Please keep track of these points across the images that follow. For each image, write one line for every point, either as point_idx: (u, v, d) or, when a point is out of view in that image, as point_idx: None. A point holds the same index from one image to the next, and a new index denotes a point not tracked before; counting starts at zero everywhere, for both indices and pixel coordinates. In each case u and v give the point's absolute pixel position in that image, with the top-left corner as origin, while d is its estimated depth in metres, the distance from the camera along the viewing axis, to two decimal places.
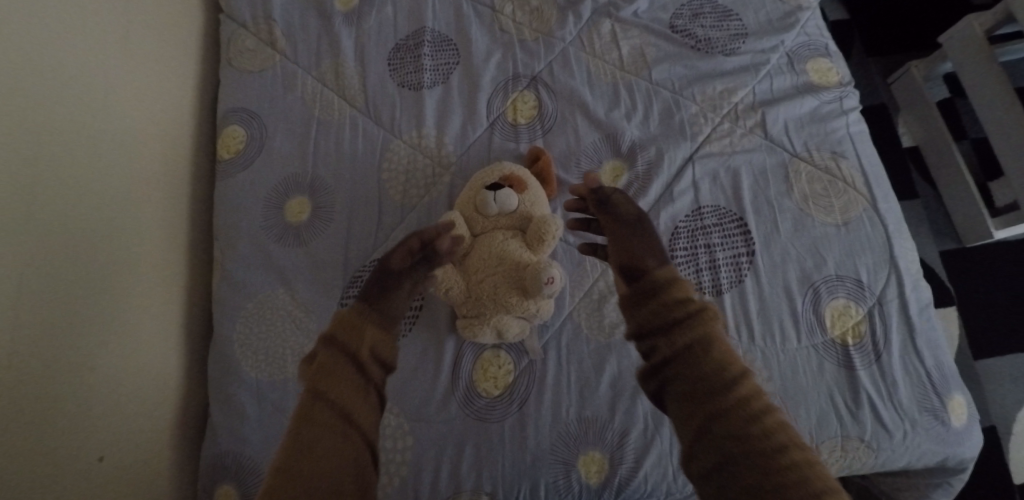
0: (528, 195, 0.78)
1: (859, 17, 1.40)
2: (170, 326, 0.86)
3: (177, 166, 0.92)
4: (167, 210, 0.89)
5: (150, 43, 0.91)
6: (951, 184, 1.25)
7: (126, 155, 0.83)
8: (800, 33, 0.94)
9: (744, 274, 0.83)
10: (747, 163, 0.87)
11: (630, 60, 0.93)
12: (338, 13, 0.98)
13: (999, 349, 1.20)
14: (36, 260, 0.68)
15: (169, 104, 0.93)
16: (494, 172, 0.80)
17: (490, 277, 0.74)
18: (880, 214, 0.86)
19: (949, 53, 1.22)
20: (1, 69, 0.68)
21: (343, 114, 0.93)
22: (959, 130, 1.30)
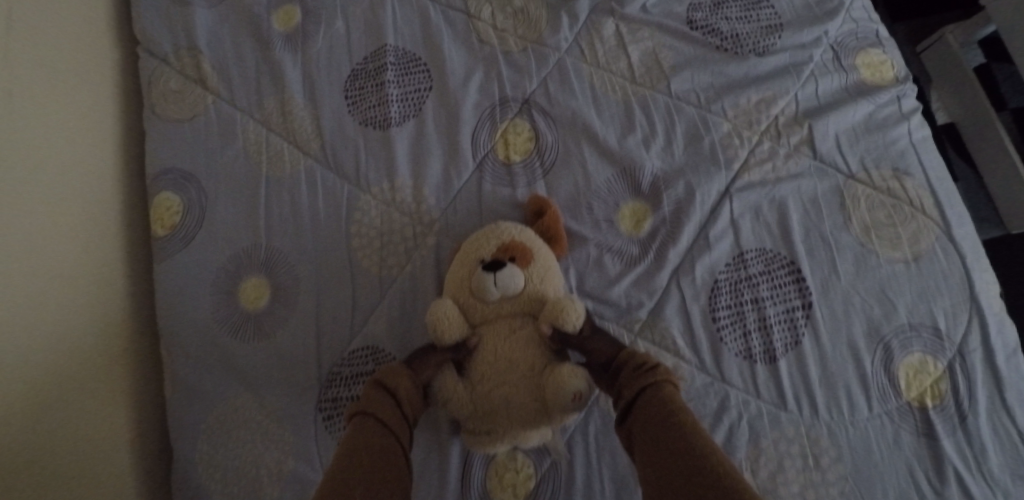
0: (539, 269, 0.61)
1: None
2: (101, 446, 0.70)
3: (93, 243, 0.74)
4: (77, 299, 0.71)
5: (46, 90, 0.73)
6: (991, 164, 1.08)
7: (54, 219, 0.71)
8: (845, 19, 0.77)
9: (802, 334, 0.69)
10: (795, 191, 0.72)
11: (642, 69, 0.76)
12: (277, 37, 0.80)
13: None
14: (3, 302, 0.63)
15: (72, 163, 0.74)
16: (492, 238, 0.63)
17: (501, 386, 0.60)
18: (956, 243, 0.71)
19: (991, 17, 1.05)
20: None
21: (296, 165, 0.75)
22: (997, 100, 1.14)
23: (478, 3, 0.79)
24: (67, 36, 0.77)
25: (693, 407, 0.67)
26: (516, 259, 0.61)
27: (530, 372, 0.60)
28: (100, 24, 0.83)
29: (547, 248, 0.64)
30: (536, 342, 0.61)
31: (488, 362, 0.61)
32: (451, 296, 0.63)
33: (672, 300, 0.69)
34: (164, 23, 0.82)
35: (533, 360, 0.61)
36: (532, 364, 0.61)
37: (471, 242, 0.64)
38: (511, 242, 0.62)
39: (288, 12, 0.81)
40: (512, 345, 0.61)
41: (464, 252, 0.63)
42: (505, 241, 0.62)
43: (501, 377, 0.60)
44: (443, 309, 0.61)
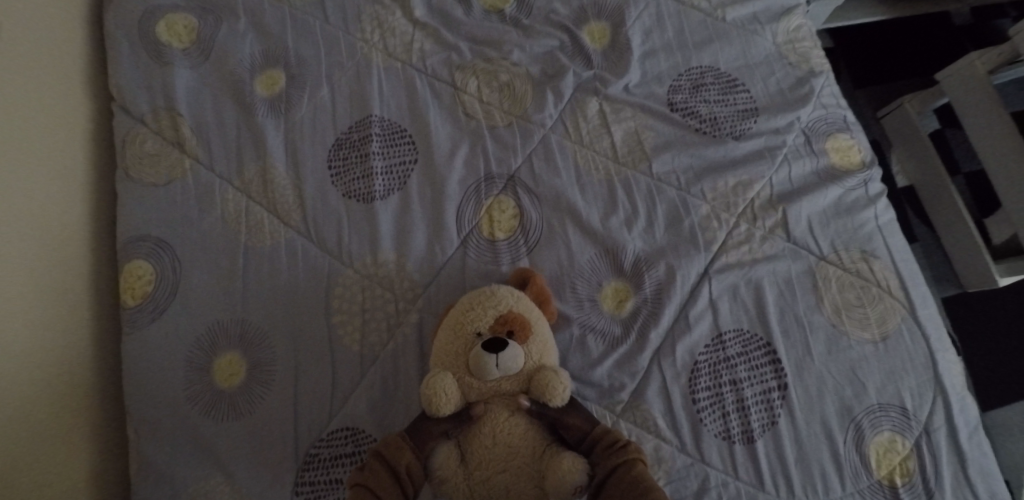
0: (537, 341, 0.59)
1: (842, 47, 1.28)
2: None
3: (32, 327, 0.68)
4: (51, 349, 0.69)
5: (23, 143, 0.72)
6: (949, 227, 1.13)
7: (33, 266, 0.70)
8: (816, 105, 0.79)
9: (778, 415, 0.70)
10: (770, 273, 0.74)
11: (625, 149, 0.78)
12: (259, 101, 0.77)
13: (1007, 398, 1.07)
14: None
15: (11, 238, 0.68)
16: (488, 307, 0.59)
17: (500, 471, 0.58)
18: (920, 323, 0.74)
19: (945, 90, 1.10)
20: None
21: (276, 236, 0.74)
22: (951, 164, 1.20)
23: (464, 75, 0.80)
24: (36, 98, 0.74)
25: (674, 488, 0.68)
26: (516, 334, 0.58)
27: (529, 457, 0.58)
28: (71, 80, 0.80)
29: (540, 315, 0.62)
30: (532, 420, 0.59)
31: (486, 444, 0.58)
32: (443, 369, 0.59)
33: (653, 382, 0.70)
34: (142, 80, 0.78)
35: (532, 441, 0.58)
36: (531, 447, 0.58)
37: (465, 309, 0.60)
38: (510, 313, 0.59)
39: (271, 77, 0.79)
40: (511, 426, 0.58)
41: (457, 319, 0.59)
42: (503, 311, 0.59)
43: (499, 461, 0.58)
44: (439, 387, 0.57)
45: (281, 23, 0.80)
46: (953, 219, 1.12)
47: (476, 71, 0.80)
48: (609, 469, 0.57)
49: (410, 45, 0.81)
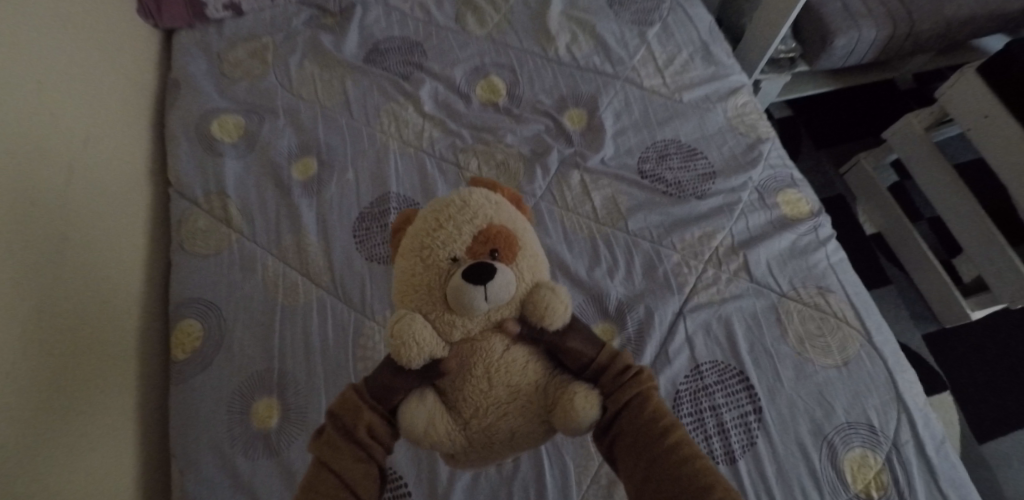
0: (520, 253, 0.57)
1: (801, 113, 1.42)
2: None
3: (108, 369, 0.78)
4: (121, 388, 0.80)
5: (116, 215, 0.86)
6: (919, 269, 1.24)
7: (116, 316, 0.82)
8: (764, 166, 0.92)
9: (756, 436, 0.78)
10: (737, 310, 0.84)
11: (604, 211, 0.90)
12: (295, 183, 0.92)
13: (1001, 429, 1.14)
14: (78, 369, 0.74)
15: (100, 292, 0.80)
16: (463, 225, 0.56)
17: (502, 415, 0.57)
18: (878, 348, 0.82)
19: (893, 146, 1.25)
20: (55, 200, 0.77)
21: (308, 296, 0.85)
22: (913, 211, 1.32)
23: (466, 155, 0.95)
24: (119, 189, 0.88)
25: None
26: (497, 252, 0.56)
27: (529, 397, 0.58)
28: (146, 172, 0.94)
29: (516, 218, 0.60)
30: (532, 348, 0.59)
31: (482, 389, 0.57)
32: (420, 304, 0.57)
33: None
34: (196, 167, 0.93)
35: (531, 380, 0.58)
36: (535, 385, 0.58)
37: (435, 227, 0.57)
38: (488, 230, 0.56)
39: (305, 164, 0.93)
40: (505, 367, 0.57)
41: (429, 243, 0.56)
42: (479, 230, 0.56)
43: (500, 406, 0.57)
44: (422, 331, 0.55)
45: (315, 121, 0.96)
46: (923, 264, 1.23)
47: (476, 152, 0.95)
48: (622, 400, 0.57)
49: (421, 134, 0.96)
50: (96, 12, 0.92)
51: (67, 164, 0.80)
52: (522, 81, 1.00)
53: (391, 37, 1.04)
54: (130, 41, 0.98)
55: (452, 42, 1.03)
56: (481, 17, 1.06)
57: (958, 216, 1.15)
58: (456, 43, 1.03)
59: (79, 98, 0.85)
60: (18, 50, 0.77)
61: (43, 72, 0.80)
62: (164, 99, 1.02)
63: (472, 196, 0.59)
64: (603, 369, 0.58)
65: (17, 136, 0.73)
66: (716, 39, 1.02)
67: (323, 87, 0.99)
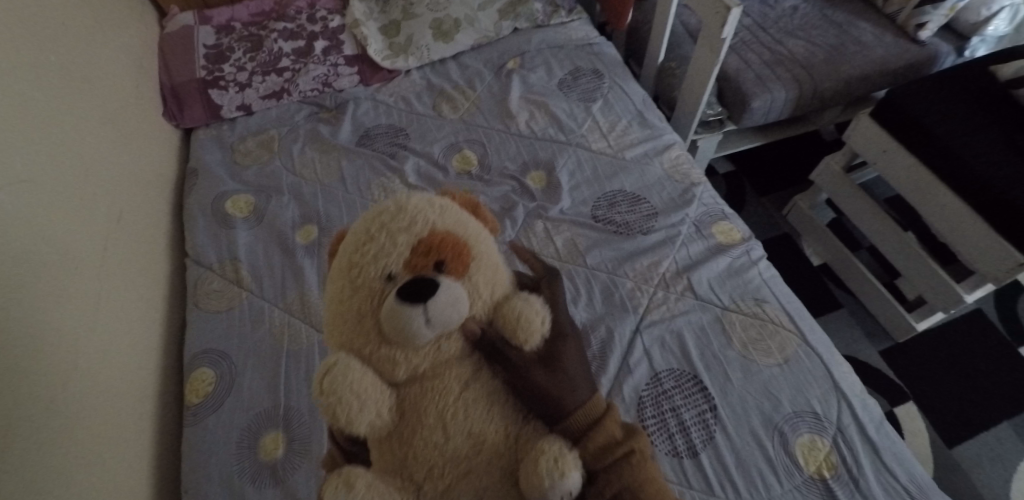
0: (464, 257, 0.63)
1: (743, 167, 1.62)
2: None
3: (124, 408, 0.88)
4: (134, 426, 0.89)
5: (139, 277, 1.00)
6: (865, 293, 1.39)
7: (134, 362, 0.92)
8: (698, 204, 1.08)
9: (713, 430, 0.87)
10: (686, 323, 0.96)
11: (566, 251, 1.04)
12: (299, 246, 1.06)
13: (965, 433, 1.25)
14: (99, 402, 0.84)
15: (123, 339, 0.92)
16: (396, 242, 0.63)
17: (460, 469, 0.62)
18: (812, 346, 0.94)
19: (821, 187, 1.43)
20: (91, 259, 0.91)
21: (311, 340, 0.96)
22: (853, 242, 1.49)
23: None
24: (138, 261, 1.00)
25: None
26: (436, 262, 0.62)
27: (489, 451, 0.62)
28: (166, 247, 1.08)
29: (454, 219, 0.66)
30: (496, 383, 0.64)
31: (435, 442, 0.62)
32: (357, 337, 0.63)
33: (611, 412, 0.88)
34: (211, 240, 1.07)
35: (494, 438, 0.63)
36: (499, 434, 0.63)
37: (366, 249, 0.64)
38: (424, 240, 0.63)
39: (308, 230, 1.08)
40: (456, 414, 0.62)
41: (360, 267, 0.63)
42: (413, 245, 0.63)
43: (461, 455, 0.62)
44: (359, 378, 0.61)
45: (315, 195, 1.13)
46: (867, 289, 1.37)
47: None
48: (616, 480, 0.63)
49: None
50: (131, 120, 1.11)
51: (103, 233, 0.95)
52: (491, 152, 1.18)
53: (379, 125, 1.23)
54: (156, 141, 1.16)
55: (430, 125, 1.22)
56: (454, 104, 1.25)
57: (884, 240, 1.35)
58: (433, 126, 1.22)
59: (111, 184, 1.00)
60: (64, 143, 0.93)
61: (81, 162, 0.95)
62: (183, 188, 1.19)
63: (403, 206, 0.66)
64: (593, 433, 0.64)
65: (49, 212, 0.86)
66: (649, 108, 1.22)
67: (322, 169, 1.17)
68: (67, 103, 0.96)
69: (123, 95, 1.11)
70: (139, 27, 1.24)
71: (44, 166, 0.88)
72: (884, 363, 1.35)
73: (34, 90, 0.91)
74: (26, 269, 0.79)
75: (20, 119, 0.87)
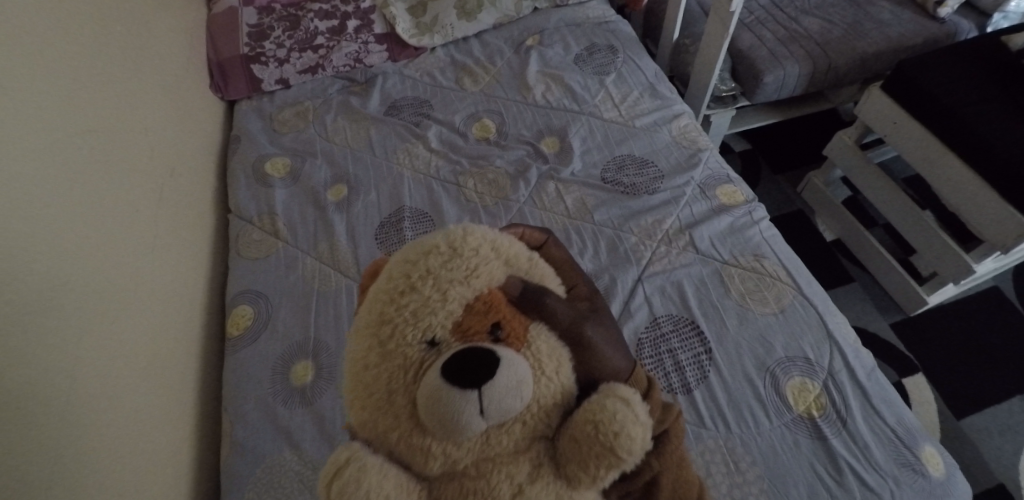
0: (522, 320, 0.59)
1: (758, 147, 1.66)
2: (163, 459, 0.89)
3: (179, 330, 1.00)
4: (188, 347, 1.01)
5: (190, 223, 1.12)
6: (877, 267, 1.41)
7: (187, 293, 1.04)
8: (704, 168, 1.14)
9: (707, 370, 0.92)
10: (686, 275, 1.01)
11: (575, 208, 1.11)
12: (330, 203, 1.16)
13: (974, 405, 1.26)
14: (161, 318, 0.96)
15: (178, 271, 1.04)
16: (449, 297, 0.59)
17: None
18: (809, 298, 0.97)
19: (835, 162, 1.46)
20: (152, 199, 1.03)
21: (339, 284, 1.05)
22: (869, 220, 1.51)
23: (464, 177, 1.17)
24: (186, 212, 1.11)
25: None
26: (493, 326, 0.58)
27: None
28: (210, 203, 1.20)
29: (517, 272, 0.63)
30: (557, 486, 0.59)
31: None
32: (389, 416, 0.58)
33: None
34: (251, 197, 1.18)
35: None
36: None
37: (407, 304, 0.59)
38: (480, 296, 0.59)
39: (338, 189, 1.18)
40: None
41: (397, 326, 0.59)
42: (468, 303, 0.59)
43: None
44: (380, 479, 0.56)
45: (346, 159, 1.22)
46: (879, 263, 1.39)
47: (471, 174, 1.18)
48: (664, 450, 0.66)
49: (428, 164, 1.20)
50: (183, 88, 1.23)
51: (161, 179, 1.07)
52: (508, 121, 1.26)
53: (405, 97, 1.32)
54: (204, 110, 1.28)
55: (453, 97, 1.31)
56: (475, 78, 1.34)
57: (895, 212, 1.37)
58: (456, 97, 1.31)
59: (162, 142, 1.11)
60: (127, 100, 1.05)
61: (138, 118, 1.06)
62: (226, 154, 1.30)
63: (458, 248, 0.62)
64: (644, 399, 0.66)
65: (116, 155, 0.98)
66: (660, 81, 1.28)
67: (352, 136, 1.26)
68: (128, 65, 1.08)
69: (176, 65, 1.22)
70: (190, 7, 1.36)
71: (101, 118, 0.98)
72: (894, 335, 1.36)
73: (104, 51, 1.03)
74: (92, 201, 0.90)
75: (87, 75, 0.97)
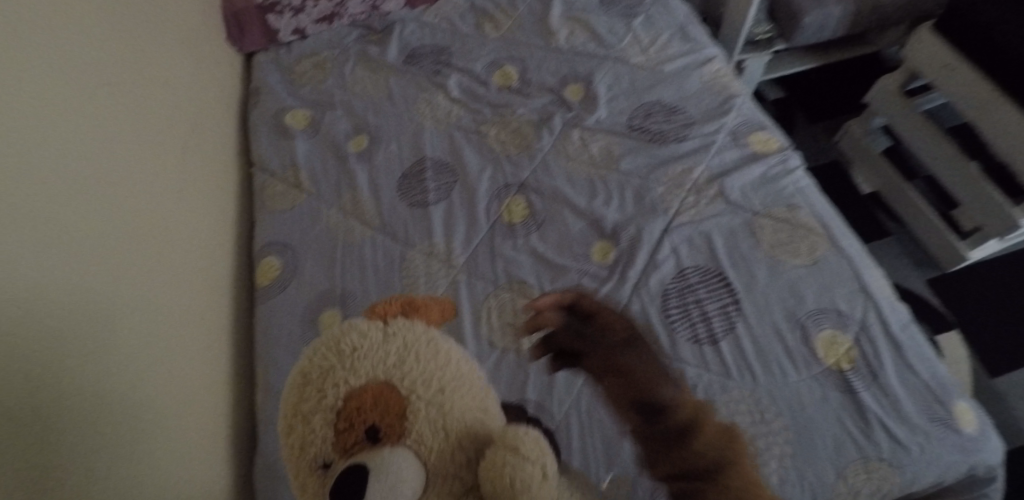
0: (399, 407, 0.52)
1: (793, 94, 1.59)
2: (199, 384, 0.92)
3: (204, 265, 1.01)
4: (212, 279, 1.03)
5: (212, 168, 1.12)
6: (915, 221, 1.36)
7: (210, 229, 1.06)
8: (737, 114, 1.10)
9: (735, 321, 0.90)
10: (716, 226, 0.98)
11: (600, 157, 1.08)
12: (351, 154, 1.14)
13: (1008, 364, 1.23)
14: (188, 249, 0.98)
15: (201, 206, 1.05)
16: (316, 422, 0.52)
17: None
18: (843, 250, 0.94)
19: (876, 110, 1.40)
20: (176, 144, 1.03)
21: (363, 235, 1.05)
22: (908, 172, 1.45)
23: (487, 126, 1.15)
24: (210, 164, 1.11)
25: None
26: (366, 429, 0.51)
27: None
28: (231, 155, 1.19)
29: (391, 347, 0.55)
30: None
31: None
32: None
33: (635, 305, 0.93)
34: (273, 149, 1.17)
35: None
36: None
37: (293, 441, 0.54)
38: (344, 405, 0.52)
39: (359, 140, 1.16)
40: None
41: (293, 460, 0.54)
42: (336, 418, 0.52)
43: None
44: None
45: (365, 109, 1.20)
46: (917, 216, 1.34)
47: (494, 123, 1.15)
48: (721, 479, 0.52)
49: (449, 113, 1.18)
50: (202, 37, 1.21)
51: (185, 126, 1.07)
52: (531, 68, 1.22)
53: (424, 45, 1.29)
54: (222, 61, 1.26)
55: (473, 44, 1.27)
56: (496, 23, 1.29)
57: (937, 162, 1.31)
58: (476, 44, 1.27)
59: (183, 95, 1.09)
60: (151, 46, 1.03)
61: (161, 64, 1.05)
62: (245, 106, 1.29)
63: (324, 348, 0.55)
64: (694, 432, 0.52)
65: (143, 98, 0.97)
66: (692, 23, 1.23)
67: (371, 86, 1.24)
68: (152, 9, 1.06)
69: (196, 12, 1.20)
70: None
71: (127, 62, 0.96)
72: (928, 291, 1.33)
73: None
74: (126, 145, 0.90)
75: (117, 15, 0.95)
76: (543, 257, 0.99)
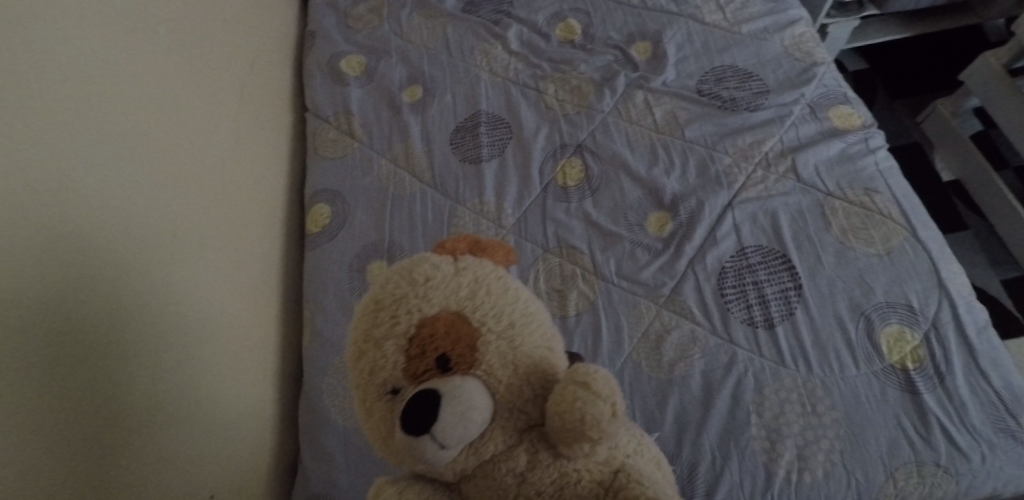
0: (471, 337, 0.50)
1: (876, 65, 1.48)
2: (253, 315, 0.93)
3: (259, 202, 1.02)
4: (266, 215, 1.03)
5: (269, 108, 1.11)
6: (998, 212, 1.25)
7: (266, 168, 1.06)
8: (818, 85, 1.02)
9: (794, 307, 0.85)
10: (783, 205, 0.93)
11: (664, 122, 1.02)
12: (405, 104, 1.12)
13: None
14: (245, 182, 0.98)
15: (257, 143, 1.05)
16: (387, 348, 0.50)
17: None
18: (921, 241, 0.88)
19: (971, 88, 1.29)
20: (235, 81, 1.02)
21: (413, 188, 1.03)
22: (999, 160, 1.33)
23: (545, 82, 1.10)
24: (266, 105, 1.10)
25: (708, 361, 0.83)
26: (437, 357, 0.49)
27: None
28: (287, 98, 1.18)
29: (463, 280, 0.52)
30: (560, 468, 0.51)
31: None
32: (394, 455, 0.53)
33: (689, 281, 0.89)
34: (327, 95, 1.15)
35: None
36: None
37: (361, 367, 0.52)
38: (416, 332, 0.50)
39: (413, 90, 1.13)
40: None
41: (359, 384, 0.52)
42: (406, 346, 0.50)
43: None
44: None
45: (421, 57, 1.17)
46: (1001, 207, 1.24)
47: (554, 79, 1.10)
48: None
49: (507, 67, 1.13)
50: None
51: (244, 65, 1.06)
52: (595, 23, 1.16)
53: None
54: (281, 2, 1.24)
55: None
56: None
57: None
58: None
59: (243, 33, 1.08)
60: None
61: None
62: (301, 50, 1.27)
63: (396, 276, 0.53)
64: None
65: (205, 33, 0.96)
66: None
67: (428, 34, 1.20)
68: None
69: None
70: None
71: None
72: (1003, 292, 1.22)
73: None
74: (189, 80, 0.90)
75: None
76: (596, 223, 0.95)
